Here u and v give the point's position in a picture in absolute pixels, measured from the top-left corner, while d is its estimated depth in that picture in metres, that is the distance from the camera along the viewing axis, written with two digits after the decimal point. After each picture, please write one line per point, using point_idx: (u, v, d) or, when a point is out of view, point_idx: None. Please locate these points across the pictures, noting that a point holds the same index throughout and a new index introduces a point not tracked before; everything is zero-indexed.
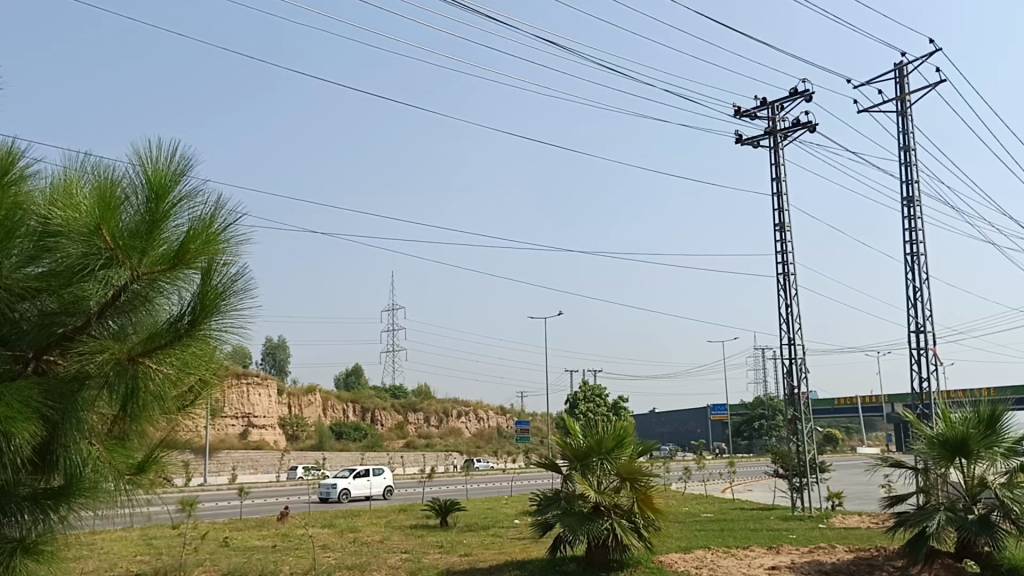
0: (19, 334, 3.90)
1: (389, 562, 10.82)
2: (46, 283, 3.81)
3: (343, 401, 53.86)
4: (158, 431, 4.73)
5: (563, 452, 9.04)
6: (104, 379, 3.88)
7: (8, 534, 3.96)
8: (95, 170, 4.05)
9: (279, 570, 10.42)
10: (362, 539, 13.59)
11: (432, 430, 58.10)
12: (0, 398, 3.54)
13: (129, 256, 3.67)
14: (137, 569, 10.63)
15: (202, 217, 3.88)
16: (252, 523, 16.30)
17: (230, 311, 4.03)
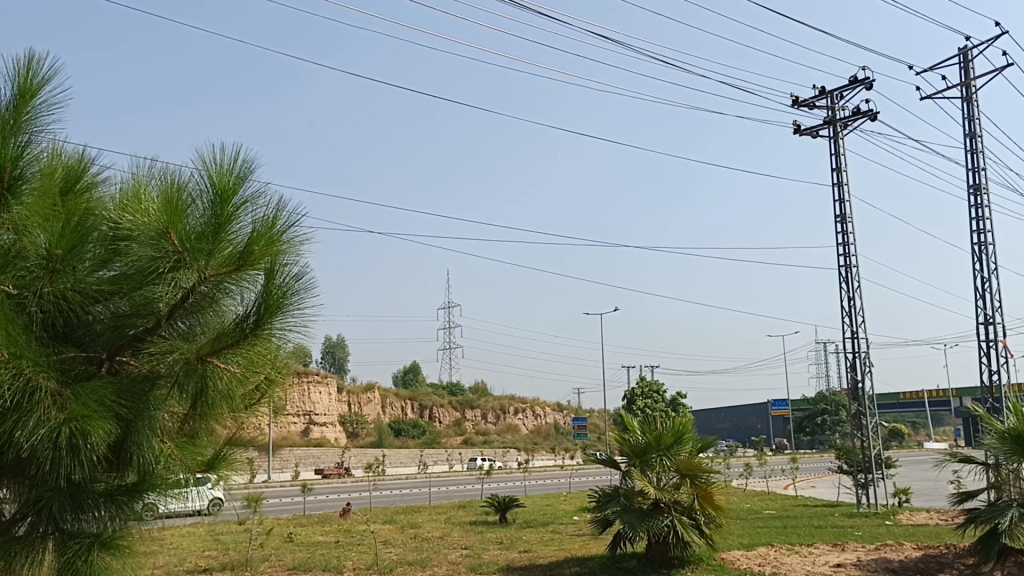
0: (93, 336, 4.06)
1: (450, 558, 10.91)
2: (119, 286, 3.97)
3: (401, 398, 54.39)
4: (226, 429, 4.95)
5: (622, 448, 9.02)
6: (174, 378, 3.98)
7: (86, 530, 4.06)
8: (162, 176, 4.17)
9: (342, 565, 10.58)
10: (423, 535, 13.73)
11: (489, 426, 58.37)
12: (76, 398, 3.68)
13: (196, 258, 3.75)
14: (206, 564, 10.90)
15: (265, 218, 3.94)
16: (315, 519, 16.57)
17: (293, 310, 4.05)
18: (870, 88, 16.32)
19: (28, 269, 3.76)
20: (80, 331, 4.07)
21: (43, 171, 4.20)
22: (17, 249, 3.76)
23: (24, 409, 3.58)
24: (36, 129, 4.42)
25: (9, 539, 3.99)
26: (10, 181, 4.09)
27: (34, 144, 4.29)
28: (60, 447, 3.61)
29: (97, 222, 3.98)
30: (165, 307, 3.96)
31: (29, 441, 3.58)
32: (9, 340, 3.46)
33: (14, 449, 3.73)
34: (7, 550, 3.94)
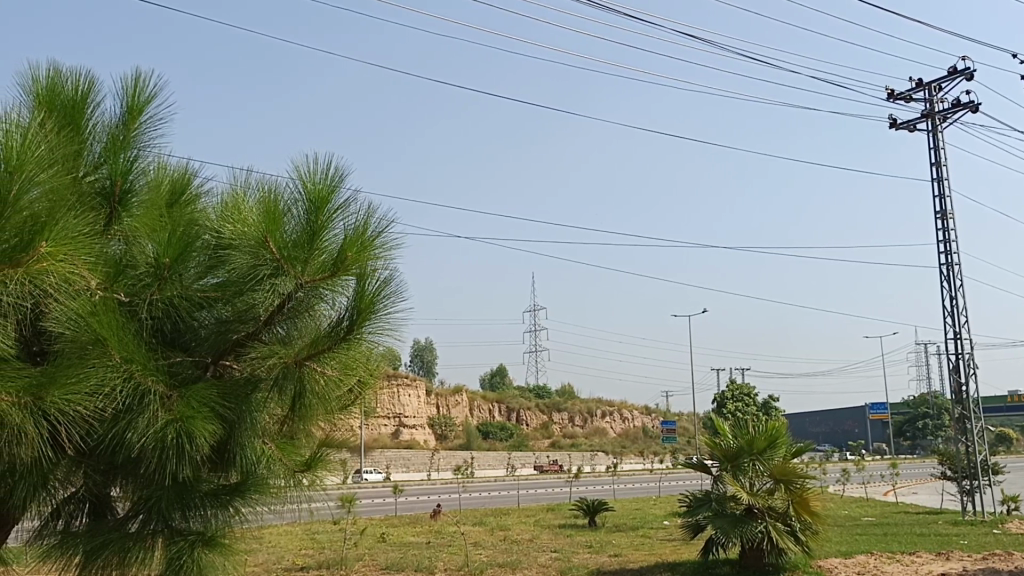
0: (199, 341, 4.21)
1: (540, 561, 10.93)
2: (222, 294, 4.08)
3: (489, 401, 54.78)
4: (323, 430, 5.06)
5: (713, 452, 8.88)
6: (274, 381, 4.13)
7: (192, 527, 4.20)
8: (259, 186, 4.30)
9: (433, 565, 10.71)
10: (513, 537, 13.78)
11: (577, 429, 58.22)
12: (182, 399, 3.85)
13: (293, 265, 3.87)
14: (303, 562, 11.19)
15: (358, 225, 4.02)
16: (407, 520, 16.85)
17: (383, 314, 4.15)
18: (972, 78, 15.64)
19: (138, 277, 3.96)
20: (187, 336, 4.23)
21: (150, 184, 4.41)
22: (129, 259, 4.02)
23: (135, 411, 3.75)
24: (142, 144, 4.62)
25: (122, 534, 4.17)
26: (121, 195, 4.32)
27: (142, 159, 4.50)
28: (168, 447, 3.75)
29: (201, 232, 4.14)
30: (264, 313, 4.08)
31: (139, 440, 3.74)
32: (121, 344, 3.61)
33: (127, 448, 3.90)
34: (120, 546, 4.13)
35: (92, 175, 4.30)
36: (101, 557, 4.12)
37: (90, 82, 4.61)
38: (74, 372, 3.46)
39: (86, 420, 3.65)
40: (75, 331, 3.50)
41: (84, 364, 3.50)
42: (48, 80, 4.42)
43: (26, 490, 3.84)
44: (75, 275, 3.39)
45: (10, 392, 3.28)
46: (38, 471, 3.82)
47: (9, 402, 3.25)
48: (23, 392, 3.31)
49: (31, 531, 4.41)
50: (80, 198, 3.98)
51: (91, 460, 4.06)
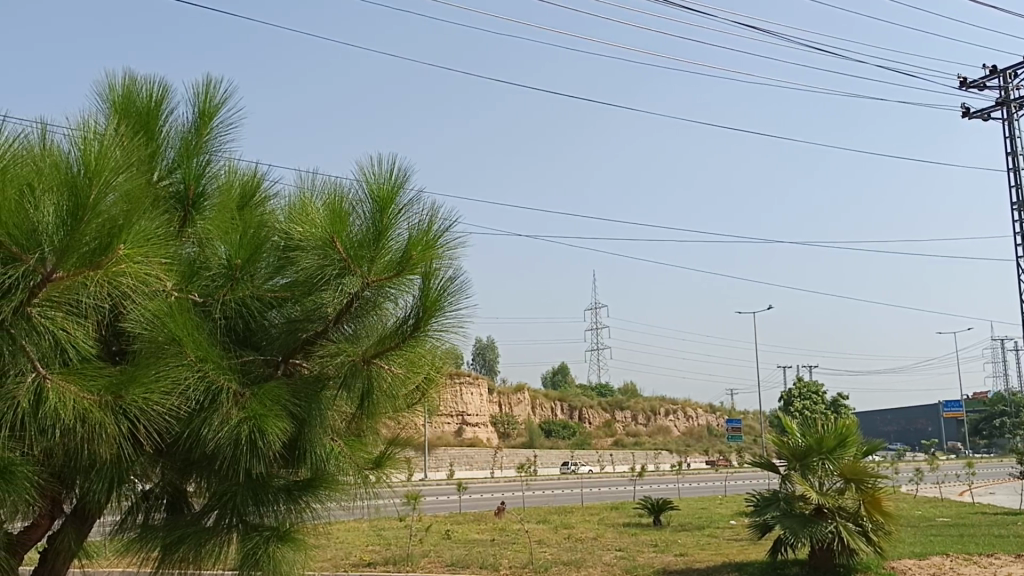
0: (269, 340, 4.30)
1: (605, 560, 10.87)
2: (291, 293, 4.17)
3: (551, 399, 54.74)
4: (390, 428, 5.12)
5: (781, 451, 8.72)
6: (342, 379, 4.18)
7: (266, 523, 4.30)
8: (325, 187, 4.36)
9: (498, 563, 10.75)
10: (577, 535, 13.74)
11: (640, 428, 57.82)
12: (255, 398, 3.92)
13: (359, 264, 3.92)
14: (369, 558, 11.34)
15: (422, 225, 4.04)
16: (471, 518, 16.92)
17: (448, 313, 4.16)
18: None
19: (211, 279, 4.07)
20: (258, 335, 4.32)
21: (220, 188, 4.52)
22: (202, 261, 4.13)
23: (209, 408, 3.86)
24: (213, 148, 4.72)
25: (198, 529, 4.27)
26: (194, 198, 4.44)
27: (212, 164, 4.61)
28: (241, 444, 3.84)
29: (270, 233, 4.23)
30: (332, 313, 4.13)
31: (214, 437, 3.83)
32: (195, 344, 3.71)
33: (202, 444, 4.00)
34: (197, 540, 4.24)
35: (165, 180, 4.44)
36: (180, 550, 4.25)
37: (162, 90, 4.74)
38: (151, 371, 3.56)
39: (163, 419, 3.76)
40: (152, 331, 3.62)
41: (162, 362, 3.61)
42: (123, 88, 4.57)
43: (105, 485, 3.96)
44: (152, 277, 3.49)
45: (92, 391, 3.38)
46: (117, 467, 3.94)
47: (92, 400, 3.37)
48: (105, 391, 3.41)
49: (111, 526, 4.55)
50: (155, 202, 4.11)
51: (168, 457, 4.17)
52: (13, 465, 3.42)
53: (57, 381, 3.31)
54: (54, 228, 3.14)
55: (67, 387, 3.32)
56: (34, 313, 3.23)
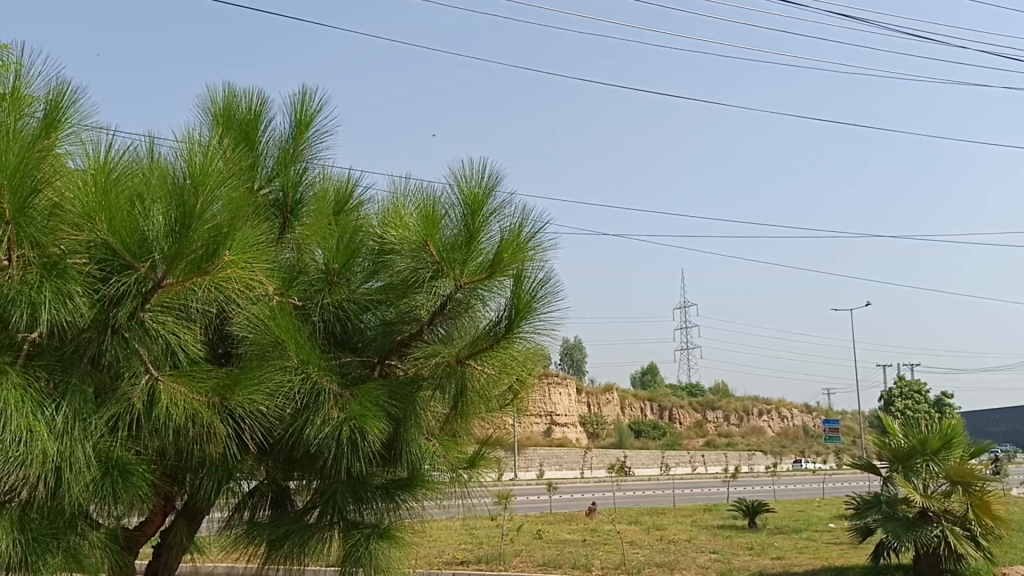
0: (366, 342, 4.40)
1: (699, 562, 10.73)
2: (386, 296, 4.27)
3: (640, 399, 54.36)
4: (484, 428, 5.15)
5: (883, 453, 8.46)
6: (437, 381, 4.23)
7: (365, 520, 4.41)
8: (417, 192, 4.43)
9: (590, 564, 10.72)
10: (670, 537, 13.59)
11: (733, 429, 56.84)
12: (354, 399, 4.00)
13: (451, 267, 3.97)
14: (463, 556, 11.46)
15: (513, 227, 4.05)
16: (562, 518, 16.93)
17: (541, 315, 4.16)
18: None
19: (310, 283, 4.20)
20: (355, 338, 4.43)
21: (316, 194, 4.63)
22: (301, 266, 4.25)
23: (311, 409, 3.97)
24: (309, 156, 4.84)
25: (302, 526, 4.40)
26: (292, 206, 4.58)
27: (309, 171, 4.73)
28: (342, 442, 3.94)
29: (364, 238, 4.32)
30: (425, 315, 4.19)
31: (317, 437, 3.95)
32: (297, 347, 3.82)
33: (305, 444, 4.12)
34: (301, 537, 4.36)
35: (265, 188, 4.59)
36: (284, 546, 4.38)
37: (261, 101, 4.88)
38: (256, 372, 3.67)
39: (268, 420, 3.89)
40: (258, 334, 3.75)
41: (266, 365, 3.72)
42: (224, 101, 4.73)
43: (213, 483, 4.11)
44: (255, 281, 3.61)
45: (201, 392, 3.53)
46: (225, 466, 4.08)
47: (201, 402, 3.51)
48: (213, 392, 3.55)
49: (219, 522, 4.70)
50: (257, 209, 4.25)
51: (272, 455, 4.32)
52: (127, 464, 3.57)
53: (167, 383, 3.47)
54: (163, 237, 3.28)
55: (178, 390, 3.48)
56: (145, 318, 3.38)
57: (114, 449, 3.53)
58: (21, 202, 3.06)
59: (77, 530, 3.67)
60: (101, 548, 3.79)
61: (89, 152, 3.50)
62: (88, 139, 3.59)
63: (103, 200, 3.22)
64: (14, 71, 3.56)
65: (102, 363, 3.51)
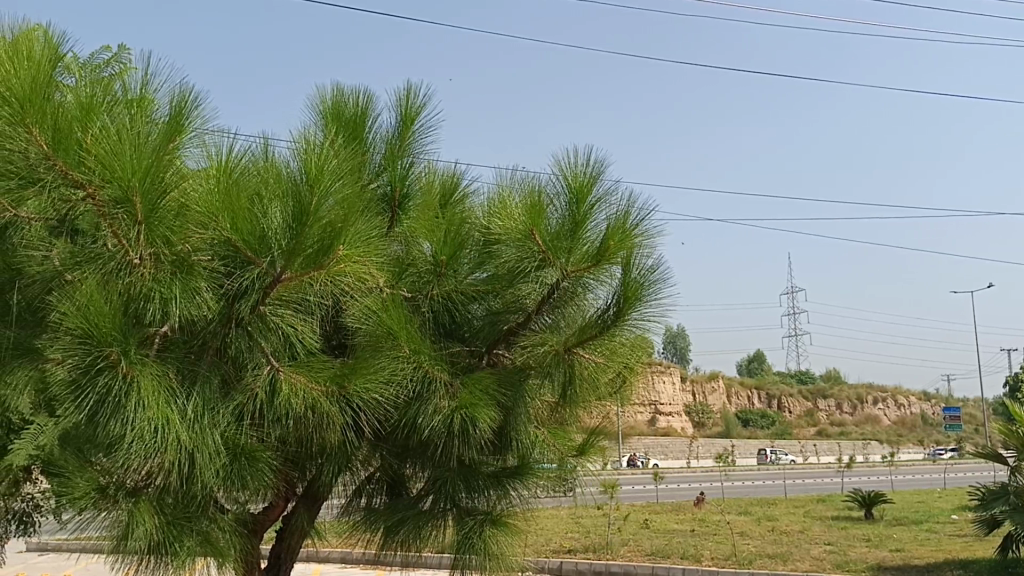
0: (474, 331, 4.44)
1: (814, 553, 10.47)
2: (492, 287, 4.31)
3: (748, 388, 53.34)
4: (591, 417, 5.09)
5: (1010, 441, 8.01)
6: (545, 370, 4.24)
7: (479, 507, 4.50)
8: (522, 181, 4.44)
9: (699, 554, 10.60)
10: (782, 528, 13.28)
11: (846, 417, 55.12)
12: (464, 388, 4.05)
13: (557, 256, 3.98)
14: (570, 545, 11.53)
15: (618, 215, 4.02)
16: (670, 508, 16.79)
17: (649, 302, 4.13)
18: None
19: (419, 275, 4.28)
20: (463, 328, 4.48)
21: (423, 188, 4.73)
22: (409, 259, 4.33)
23: (424, 397, 4.05)
24: (415, 151, 4.92)
25: (417, 512, 4.52)
26: (399, 199, 4.70)
27: (415, 165, 4.82)
28: (454, 430, 4.01)
29: (470, 229, 4.37)
30: (533, 303, 4.21)
31: (430, 426, 4.03)
32: (410, 338, 3.88)
33: (418, 432, 4.22)
34: (417, 523, 4.50)
35: (374, 183, 4.70)
36: (401, 531, 4.51)
37: (367, 98, 4.97)
38: (370, 362, 3.76)
39: (384, 407, 3.98)
40: (371, 327, 3.86)
41: (380, 355, 3.82)
42: (333, 99, 4.83)
43: (333, 469, 4.25)
44: (368, 275, 3.71)
45: (321, 382, 3.65)
46: (343, 453, 4.20)
47: (319, 391, 3.63)
48: (332, 381, 3.66)
49: (338, 508, 4.85)
50: (368, 203, 4.35)
51: (387, 443, 4.42)
52: (253, 451, 3.73)
53: (288, 374, 3.60)
54: (282, 232, 3.41)
55: (298, 381, 3.61)
56: (265, 311, 3.54)
57: (240, 437, 3.69)
58: (151, 204, 3.23)
59: (208, 515, 3.86)
60: (229, 531, 3.95)
61: (210, 153, 3.65)
62: (210, 142, 3.73)
63: (226, 201, 3.37)
64: (139, 77, 3.71)
65: (227, 355, 3.66)
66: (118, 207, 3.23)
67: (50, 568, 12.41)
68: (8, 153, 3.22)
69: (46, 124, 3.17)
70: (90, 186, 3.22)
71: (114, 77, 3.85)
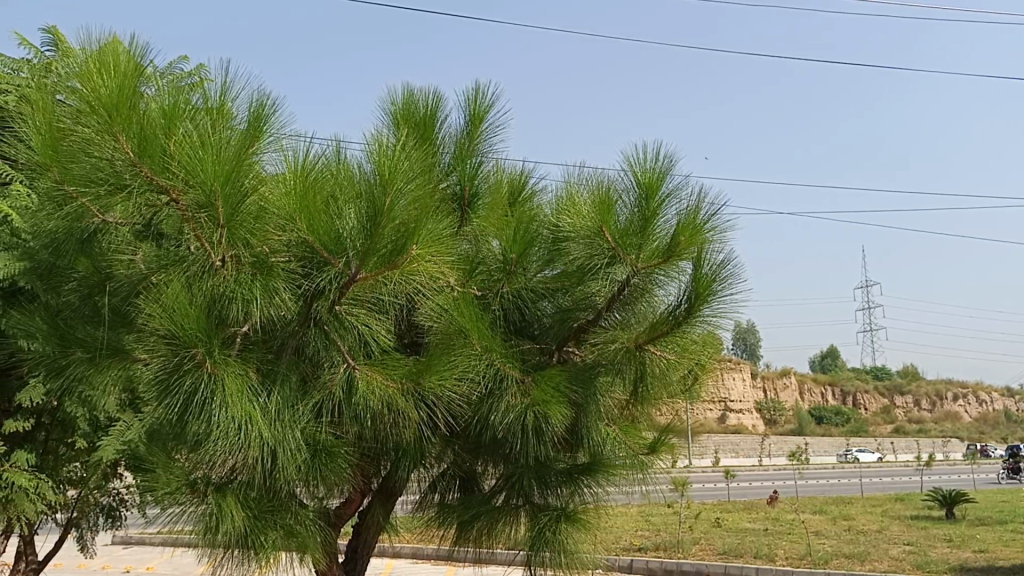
0: (544, 329, 4.46)
1: (892, 553, 10.22)
2: (561, 284, 4.32)
3: (821, 384, 52.27)
4: (662, 415, 5.06)
5: None
6: (616, 366, 4.22)
7: (553, 503, 4.53)
8: (591, 178, 4.43)
9: (773, 553, 10.44)
10: (859, 527, 12.99)
11: (924, 414, 53.58)
12: (537, 384, 4.07)
13: (627, 252, 3.96)
14: (640, 543, 11.46)
15: (689, 210, 3.99)
16: (742, 506, 16.56)
17: (720, 298, 4.07)
18: None
19: (489, 273, 4.29)
20: (533, 326, 4.48)
21: (491, 187, 4.75)
22: (480, 257, 4.36)
23: (496, 395, 4.08)
24: (484, 150, 4.95)
25: (490, 508, 4.55)
26: (469, 198, 4.73)
27: (484, 164, 4.84)
28: (527, 427, 4.03)
29: (540, 227, 4.37)
30: (602, 301, 4.21)
31: (503, 422, 4.06)
32: (481, 335, 3.90)
33: (491, 429, 4.24)
34: (490, 519, 4.53)
35: (444, 183, 4.75)
36: (474, 527, 4.56)
37: (436, 99, 5.01)
38: (443, 360, 3.81)
39: (457, 404, 4.03)
40: (444, 324, 3.87)
41: (453, 353, 3.84)
42: (403, 101, 4.89)
43: (409, 464, 4.29)
44: (440, 273, 3.74)
45: (396, 379, 3.70)
46: (418, 450, 4.26)
47: (395, 387, 3.68)
48: (406, 378, 3.72)
49: (412, 503, 4.92)
50: (439, 203, 4.39)
51: (460, 439, 4.45)
52: (332, 447, 3.81)
53: (364, 371, 3.66)
54: (357, 233, 3.47)
55: (374, 377, 3.67)
56: (341, 310, 3.60)
57: (319, 434, 3.78)
58: (233, 207, 3.32)
59: (291, 509, 3.96)
60: (310, 525, 4.04)
61: (286, 156, 3.73)
62: (287, 146, 3.82)
63: (302, 203, 3.44)
64: (219, 85, 3.81)
65: (305, 353, 3.74)
66: (201, 211, 3.34)
67: (134, 560, 12.87)
68: (97, 161, 3.35)
69: (133, 131, 3.27)
70: (174, 192, 3.33)
71: (193, 85, 3.96)
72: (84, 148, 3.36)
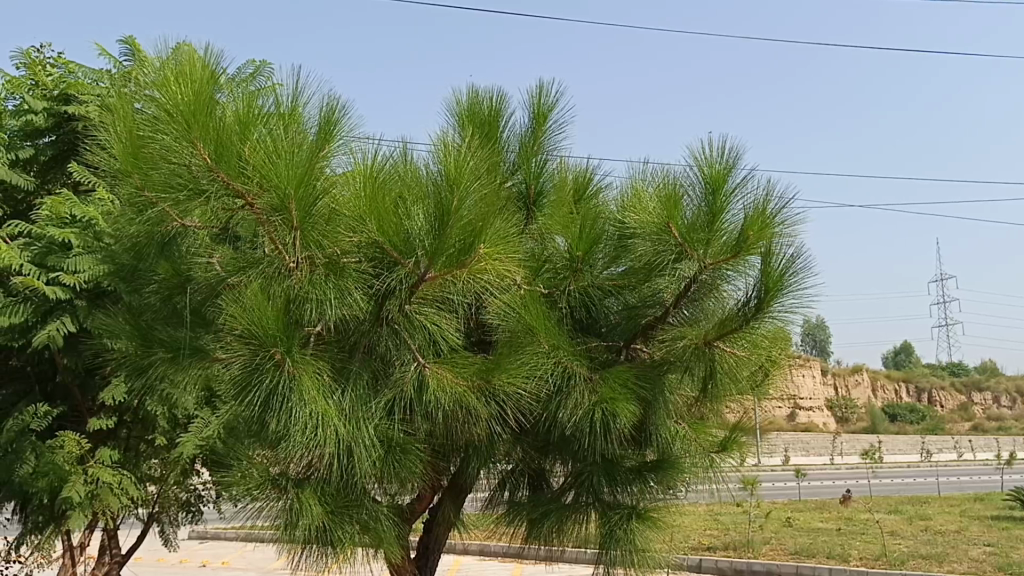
0: (610, 327, 4.45)
1: (972, 554, 9.91)
2: (628, 281, 4.30)
3: (894, 381, 50.96)
4: (731, 413, 5.01)
5: None
6: (684, 364, 4.18)
7: (623, 501, 4.52)
8: (656, 173, 4.40)
9: (847, 553, 10.23)
10: (937, 528, 12.64)
11: (1005, 412, 51.79)
12: (606, 382, 4.07)
13: (694, 248, 3.92)
14: (709, 543, 11.35)
15: (756, 204, 3.94)
16: (813, 505, 16.24)
17: (791, 293, 4.01)
18: None
19: (555, 271, 4.30)
20: (600, 323, 4.48)
21: (556, 185, 4.76)
22: (546, 254, 4.36)
23: (564, 392, 4.09)
24: (548, 148, 4.95)
25: (560, 505, 4.56)
26: (534, 197, 4.76)
27: (549, 163, 4.85)
28: (597, 425, 4.02)
29: (605, 224, 4.35)
30: (670, 297, 4.19)
31: (572, 420, 4.06)
32: (549, 333, 3.91)
33: (561, 426, 4.24)
34: (560, 516, 4.53)
35: (509, 182, 4.79)
36: (545, 524, 4.56)
37: (500, 98, 5.02)
38: (512, 357, 3.83)
39: (527, 402, 4.04)
40: (512, 323, 3.88)
41: (521, 351, 3.86)
42: (467, 101, 4.91)
43: (479, 461, 4.34)
44: (507, 272, 3.77)
45: (466, 377, 3.73)
46: (487, 447, 4.29)
47: (466, 385, 3.71)
48: (476, 375, 3.74)
49: (483, 500, 4.96)
50: (505, 202, 4.43)
51: (529, 436, 4.47)
52: (405, 444, 3.86)
53: (433, 369, 3.70)
54: (426, 233, 3.50)
55: (445, 377, 3.70)
56: (411, 310, 3.65)
57: (392, 431, 3.82)
58: (305, 210, 3.39)
59: (367, 505, 4.03)
60: (384, 521, 4.11)
61: (356, 158, 3.79)
62: (357, 148, 3.88)
63: (372, 204, 3.49)
64: (290, 89, 3.89)
65: (376, 352, 3.80)
66: (275, 213, 3.41)
67: (211, 555, 13.21)
68: (175, 167, 3.47)
69: (209, 136, 3.37)
70: (249, 196, 3.42)
71: (265, 91, 4.05)
72: (164, 155, 3.50)
